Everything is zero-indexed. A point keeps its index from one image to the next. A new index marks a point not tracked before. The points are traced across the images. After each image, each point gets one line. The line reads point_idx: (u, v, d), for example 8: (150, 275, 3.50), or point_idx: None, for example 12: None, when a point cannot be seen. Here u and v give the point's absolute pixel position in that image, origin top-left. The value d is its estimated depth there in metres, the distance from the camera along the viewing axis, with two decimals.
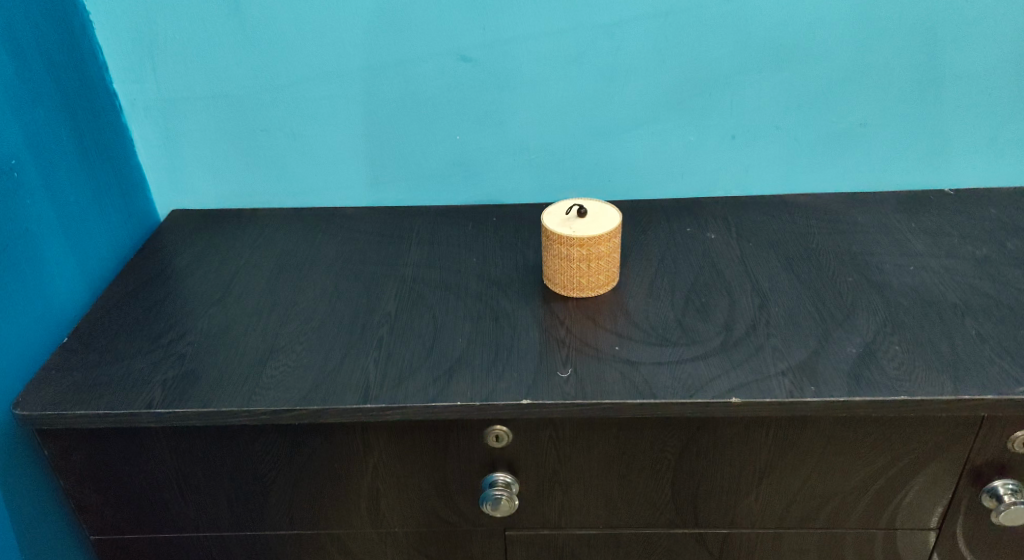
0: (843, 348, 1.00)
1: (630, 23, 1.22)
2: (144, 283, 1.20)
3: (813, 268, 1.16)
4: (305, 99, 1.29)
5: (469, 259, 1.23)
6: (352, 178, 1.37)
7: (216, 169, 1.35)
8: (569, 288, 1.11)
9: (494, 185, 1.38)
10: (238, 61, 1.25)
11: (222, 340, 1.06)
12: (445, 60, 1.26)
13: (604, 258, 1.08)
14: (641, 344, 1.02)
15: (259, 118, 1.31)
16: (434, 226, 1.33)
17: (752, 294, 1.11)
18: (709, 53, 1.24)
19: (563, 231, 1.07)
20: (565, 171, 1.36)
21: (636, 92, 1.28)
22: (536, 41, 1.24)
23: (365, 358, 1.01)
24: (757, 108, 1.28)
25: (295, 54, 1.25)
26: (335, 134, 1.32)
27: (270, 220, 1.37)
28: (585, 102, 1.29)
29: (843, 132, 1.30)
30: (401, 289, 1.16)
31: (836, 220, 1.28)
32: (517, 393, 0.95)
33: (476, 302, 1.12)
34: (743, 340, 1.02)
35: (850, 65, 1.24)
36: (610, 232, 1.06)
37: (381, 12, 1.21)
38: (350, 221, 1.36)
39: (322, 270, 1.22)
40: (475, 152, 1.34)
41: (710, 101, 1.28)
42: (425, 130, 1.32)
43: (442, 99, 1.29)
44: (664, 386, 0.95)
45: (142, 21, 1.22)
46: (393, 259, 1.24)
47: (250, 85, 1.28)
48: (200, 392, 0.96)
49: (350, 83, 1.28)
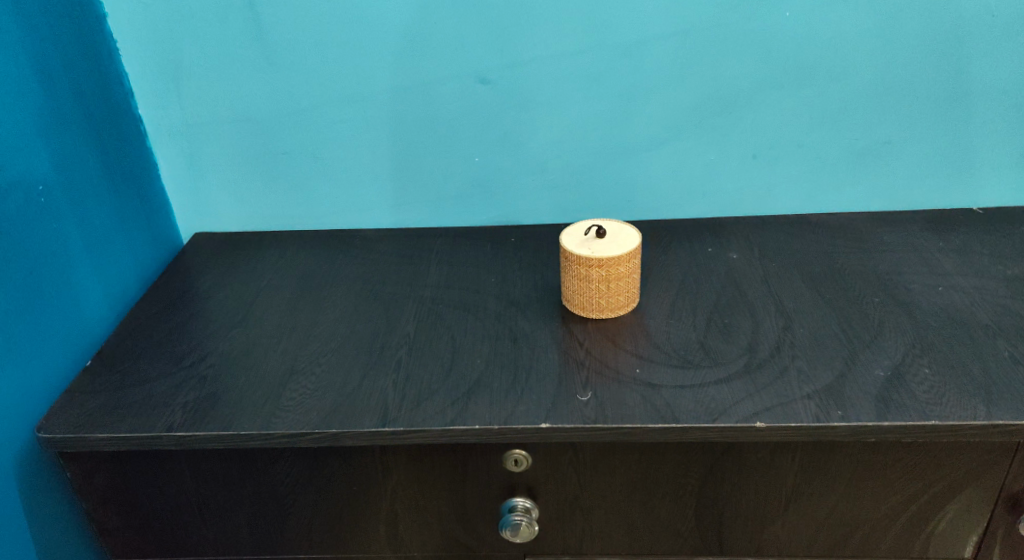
0: (871, 370, 0.97)
1: (649, 44, 1.22)
2: (166, 305, 1.21)
3: (838, 288, 1.14)
4: (325, 122, 1.30)
5: (488, 280, 1.22)
6: (372, 200, 1.37)
7: (238, 192, 1.37)
8: (589, 309, 1.10)
9: (514, 207, 1.37)
10: (260, 86, 1.27)
11: (243, 362, 1.06)
12: (464, 83, 1.26)
13: (624, 278, 1.07)
14: (663, 366, 1.01)
15: (281, 141, 1.32)
16: (453, 247, 1.32)
17: (776, 314, 1.09)
18: (729, 71, 1.23)
19: (582, 251, 1.06)
20: (585, 192, 1.35)
21: (656, 112, 1.27)
22: (555, 63, 1.24)
23: (384, 380, 1.01)
24: (779, 126, 1.27)
25: (316, 78, 1.26)
26: (356, 156, 1.33)
27: (291, 242, 1.38)
28: (604, 123, 1.29)
29: (867, 150, 1.29)
30: (420, 310, 1.15)
31: (862, 238, 1.26)
32: (536, 416, 0.93)
33: (495, 324, 1.11)
34: (767, 362, 1.00)
35: (873, 83, 1.23)
36: (630, 252, 1.06)
37: (400, 36, 1.22)
38: (370, 242, 1.36)
39: (342, 291, 1.22)
40: (494, 173, 1.34)
41: (730, 119, 1.27)
42: (445, 152, 1.32)
43: (461, 121, 1.29)
44: (686, 410, 0.93)
45: (168, 48, 1.24)
46: (412, 280, 1.23)
47: (272, 109, 1.29)
48: (220, 415, 0.96)
49: (371, 106, 1.28)
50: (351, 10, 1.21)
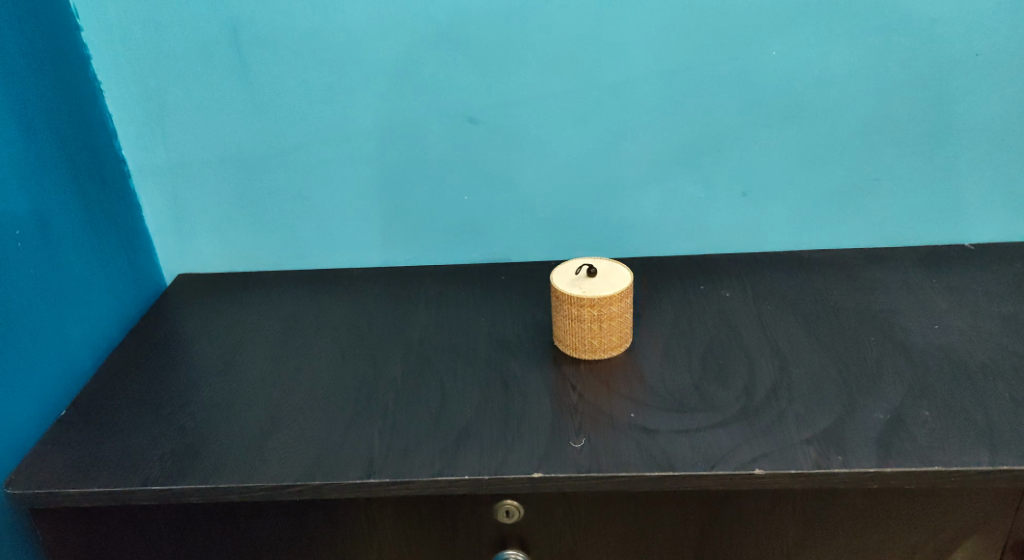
0: (870, 415, 0.95)
1: (638, 82, 1.21)
2: (146, 350, 1.17)
3: (834, 328, 1.12)
4: (311, 162, 1.28)
5: (477, 321, 1.20)
6: (359, 240, 1.35)
7: (221, 232, 1.34)
8: (581, 351, 1.07)
9: (503, 246, 1.35)
10: (245, 126, 1.25)
11: (224, 411, 1.02)
12: (452, 122, 1.25)
13: (616, 319, 1.05)
14: (658, 410, 0.98)
15: (266, 182, 1.29)
16: (441, 287, 1.30)
17: (772, 356, 1.07)
18: (718, 110, 1.23)
19: (573, 292, 1.04)
20: (575, 231, 1.33)
21: (645, 151, 1.26)
22: (543, 102, 1.23)
23: (370, 428, 0.97)
24: (769, 164, 1.26)
25: (301, 118, 1.24)
26: (342, 196, 1.30)
27: (275, 283, 1.35)
28: (594, 161, 1.27)
29: (858, 188, 1.28)
30: (407, 354, 1.12)
31: (855, 276, 1.25)
32: (528, 465, 0.90)
33: (484, 367, 1.08)
34: (764, 406, 0.98)
35: (862, 121, 1.22)
36: (621, 292, 1.04)
37: (387, 75, 1.21)
38: (356, 282, 1.33)
39: (327, 334, 1.18)
40: (483, 212, 1.32)
41: (720, 157, 1.26)
42: (433, 191, 1.30)
43: (449, 161, 1.28)
44: (683, 457, 0.90)
45: (151, 88, 1.22)
46: (400, 321, 1.20)
47: (257, 150, 1.27)
48: (199, 468, 0.92)
49: (358, 146, 1.26)
50: (336, 50, 1.19)
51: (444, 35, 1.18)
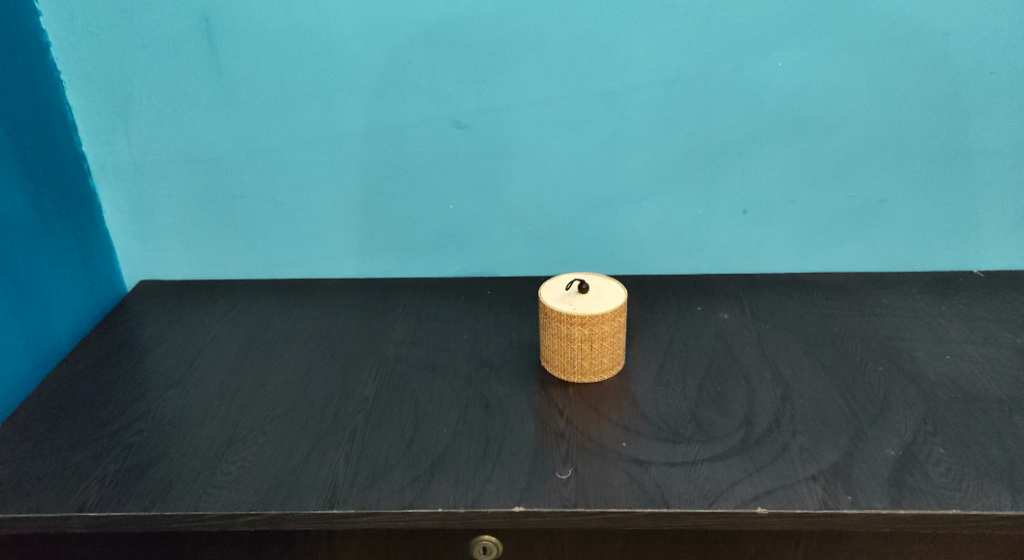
0: (880, 450, 0.88)
1: (636, 91, 1.14)
2: (98, 360, 1.09)
3: (839, 354, 1.05)
4: (285, 164, 1.20)
5: (458, 337, 1.12)
6: (336, 248, 1.27)
7: (189, 236, 1.26)
8: (570, 372, 1.00)
9: (489, 259, 1.28)
10: (215, 125, 1.17)
11: (176, 429, 0.94)
12: (438, 126, 1.17)
13: (609, 339, 0.98)
14: (652, 439, 0.90)
15: (236, 184, 1.21)
16: (422, 300, 1.22)
17: (774, 383, 1.00)
18: (719, 123, 1.16)
19: (563, 308, 0.97)
20: (565, 245, 1.26)
21: (642, 163, 1.19)
22: (536, 109, 1.16)
23: (335, 452, 0.89)
24: (770, 181, 1.20)
25: (276, 117, 1.17)
26: (318, 201, 1.23)
27: (244, 291, 1.26)
28: (587, 173, 1.20)
29: (864, 209, 1.21)
30: (382, 370, 1.04)
31: (859, 301, 1.18)
32: (507, 499, 0.82)
33: (464, 387, 1.00)
34: (766, 439, 0.90)
35: (870, 138, 1.16)
36: (615, 310, 0.97)
37: (370, 76, 1.14)
38: (331, 293, 1.25)
39: (296, 347, 1.10)
40: (468, 222, 1.25)
41: (720, 172, 1.19)
42: (415, 199, 1.23)
43: (433, 167, 1.20)
44: (678, 492, 0.82)
45: (116, 81, 1.14)
46: (376, 336, 1.12)
47: (227, 150, 1.19)
48: (143, 492, 0.84)
49: (337, 149, 1.19)
50: (316, 46, 1.12)
51: (430, 33, 1.11)
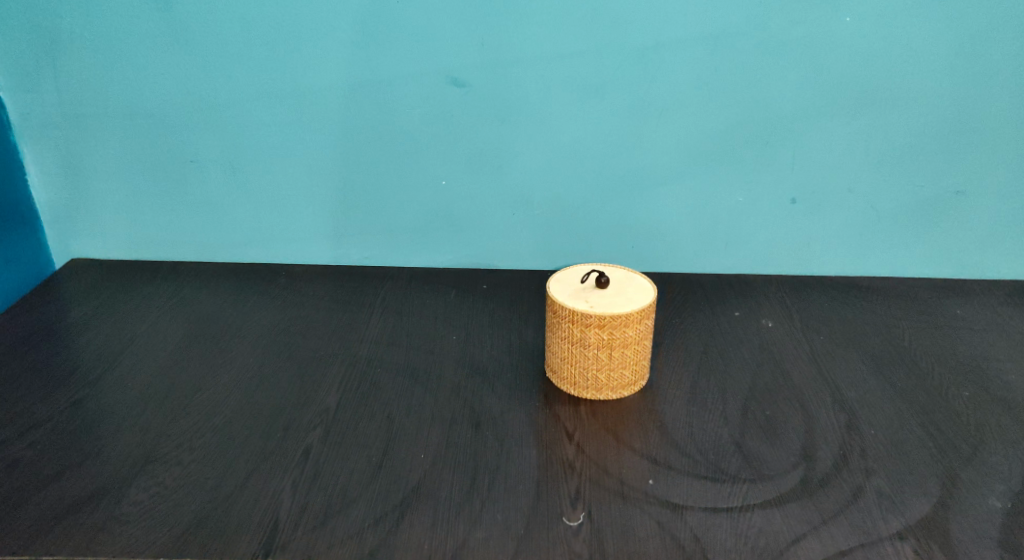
0: (981, 501, 0.68)
1: (670, 47, 0.95)
2: (4, 349, 0.89)
3: (913, 374, 0.85)
4: (247, 124, 1.01)
5: (446, 337, 0.92)
6: (305, 227, 1.07)
7: (131, 206, 1.06)
8: (583, 387, 0.80)
9: (486, 247, 1.08)
10: (164, 72, 0.98)
11: (82, 439, 0.74)
12: (430, 82, 0.98)
13: (633, 346, 0.78)
14: (686, 477, 0.70)
15: (189, 146, 1.03)
16: (404, 293, 1.02)
17: (836, 408, 0.80)
18: (768, 90, 0.97)
19: (577, 305, 0.78)
20: (577, 234, 1.07)
21: (672, 138, 1.00)
22: (548, 67, 0.97)
23: (279, 480, 0.69)
24: (825, 163, 1.00)
25: (237, 66, 0.98)
26: (286, 170, 1.04)
27: (195, 274, 1.07)
28: (606, 148, 1.01)
29: (935, 202, 1.02)
30: (348, 375, 0.84)
31: (928, 310, 0.98)
32: (499, 550, 0.62)
33: (449, 400, 0.80)
34: (833, 479, 0.70)
35: (949, 115, 0.97)
36: (643, 310, 0.77)
37: (350, 17, 0.95)
38: (298, 280, 1.05)
39: (247, 342, 0.91)
40: (463, 202, 1.05)
41: (766, 150, 1.00)
42: (401, 171, 1.03)
43: (423, 133, 1.01)
44: (724, 550, 0.62)
45: (44, 14, 0.95)
46: (345, 332, 0.93)
47: (178, 104, 1.00)
48: (21, 524, 0.64)
49: (308, 107, 1.00)
50: None
51: None
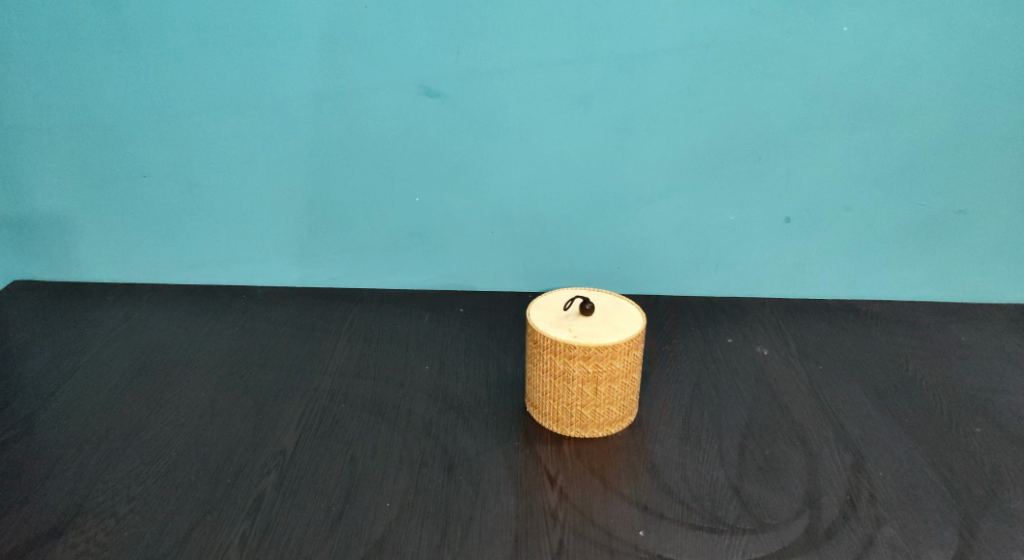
0: (1003, 554, 0.62)
1: (658, 57, 0.89)
2: None
3: (921, 409, 0.79)
4: (204, 135, 0.94)
5: (417, 366, 0.85)
6: (268, 246, 1.00)
7: (79, 222, 0.99)
8: (566, 424, 0.73)
9: (462, 267, 1.01)
10: (112, 79, 0.92)
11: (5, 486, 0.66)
12: (401, 92, 0.91)
13: (621, 380, 0.72)
14: (679, 528, 0.64)
15: (141, 158, 0.95)
16: (374, 317, 0.95)
17: (840, 447, 0.74)
18: (762, 103, 0.91)
19: (560, 335, 0.71)
20: (559, 254, 1.00)
21: (660, 153, 0.94)
22: (528, 77, 0.90)
23: (226, 535, 0.62)
24: (822, 181, 0.95)
25: (192, 73, 0.91)
26: (246, 185, 0.96)
27: (148, 296, 0.99)
28: (590, 163, 0.95)
29: (938, 222, 0.96)
30: (309, 411, 0.77)
31: (932, 337, 0.93)
32: None
33: (419, 439, 0.73)
34: (840, 530, 0.64)
35: (952, 130, 0.91)
36: (632, 341, 0.71)
37: (314, 22, 0.88)
38: (260, 303, 0.98)
39: (200, 371, 0.83)
40: (438, 220, 0.98)
41: (759, 167, 0.94)
42: (370, 187, 0.96)
43: (394, 146, 0.94)
44: None
45: None
46: (308, 361, 0.85)
47: (128, 114, 0.93)
48: None
49: (270, 117, 0.93)
50: None
51: None
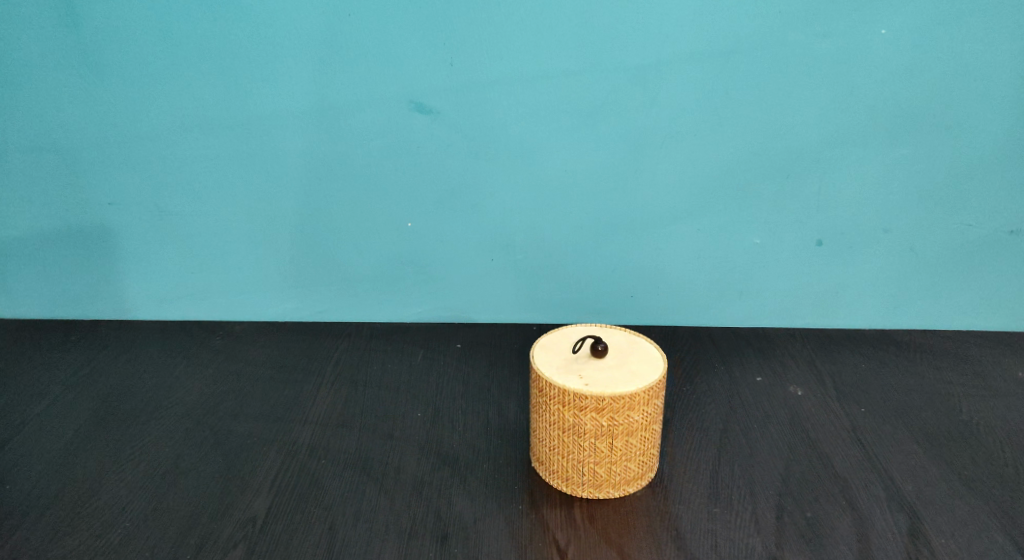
0: None
1: (675, 65, 0.80)
2: None
3: (981, 459, 0.69)
4: (176, 159, 0.86)
5: (408, 415, 0.76)
6: (247, 278, 0.92)
7: (38, 254, 0.91)
8: (577, 484, 0.64)
9: (460, 299, 0.92)
10: (75, 99, 0.84)
11: None
12: (390, 108, 0.83)
13: (639, 434, 0.63)
14: None
15: (107, 184, 0.87)
16: (362, 356, 0.86)
17: (893, 506, 0.64)
18: (790, 115, 0.82)
19: (569, 382, 0.62)
20: (566, 283, 0.91)
21: (676, 172, 0.85)
22: (530, 90, 0.82)
23: None
24: (857, 200, 0.85)
25: (161, 90, 0.83)
26: (223, 211, 0.88)
27: (117, 335, 0.91)
28: (599, 183, 0.86)
29: (986, 243, 0.87)
30: (285, 470, 0.68)
31: (985, 372, 0.83)
32: None
33: (409, 502, 0.64)
34: None
35: (1002, 142, 0.82)
36: (652, 389, 0.61)
37: (292, 33, 0.80)
38: (239, 342, 0.89)
39: (166, 422, 0.74)
40: (433, 248, 0.90)
41: (786, 185, 0.85)
42: (358, 212, 0.88)
43: (383, 168, 0.86)
44: None
45: None
46: (287, 409, 0.76)
47: (93, 137, 0.85)
48: None
49: (246, 138, 0.85)
50: None
51: None
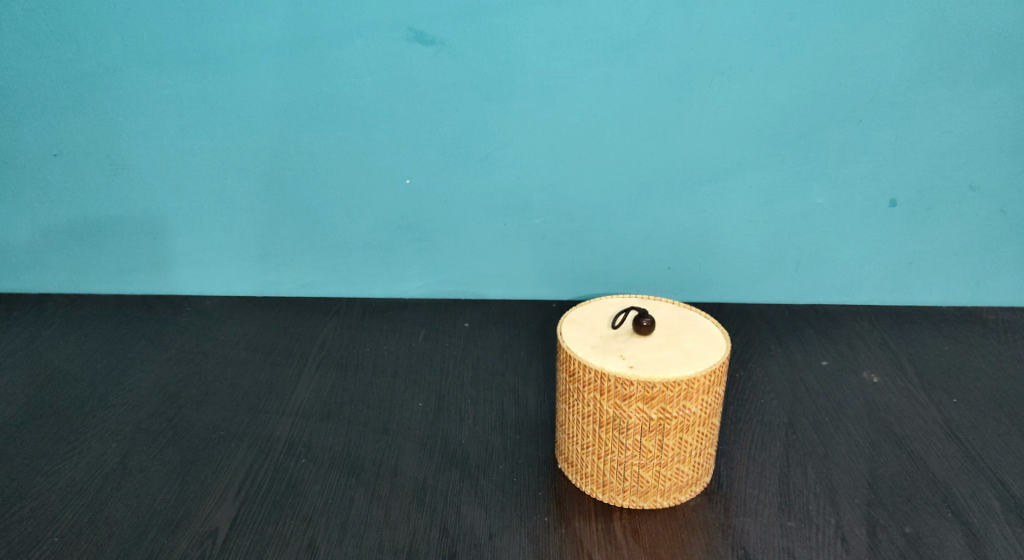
0: None
1: None
2: None
3: None
4: (145, 109, 0.78)
5: (407, 403, 0.63)
6: (240, 241, 0.84)
7: (11, 210, 0.83)
8: (617, 490, 0.52)
9: (473, 267, 0.83)
10: (37, 40, 0.76)
11: None
12: (386, 42, 0.74)
13: (696, 429, 0.50)
14: None
15: (72, 139, 0.80)
16: (354, 336, 0.74)
17: (1012, 520, 0.51)
18: (863, 49, 0.72)
19: (608, 364, 0.49)
20: (593, 251, 0.82)
21: (725, 116, 0.75)
22: (552, 18, 0.72)
23: None
24: (939, 154, 0.76)
25: (128, 28, 0.75)
26: (201, 168, 0.81)
27: (72, 315, 0.79)
28: (634, 130, 0.76)
29: None
30: (256, 471, 0.55)
31: None
32: None
33: (405, 512, 0.51)
34: None
35: None
36: (713, 374, 0.49)
37: None
38: (211, 321, 0.77)
39: (116, 411, 0.62)
40: (438, 207, 0.81)
41: (856, 133, 0.75)
42: (359, 169, 0.80)
43: (383, 115, 0.77)
44: None
45: None
46: (263, 397, 0.64)
47: (58, 85, 0.77)
48: None
49: (222, 81, 0.77)
50: None
51: None
